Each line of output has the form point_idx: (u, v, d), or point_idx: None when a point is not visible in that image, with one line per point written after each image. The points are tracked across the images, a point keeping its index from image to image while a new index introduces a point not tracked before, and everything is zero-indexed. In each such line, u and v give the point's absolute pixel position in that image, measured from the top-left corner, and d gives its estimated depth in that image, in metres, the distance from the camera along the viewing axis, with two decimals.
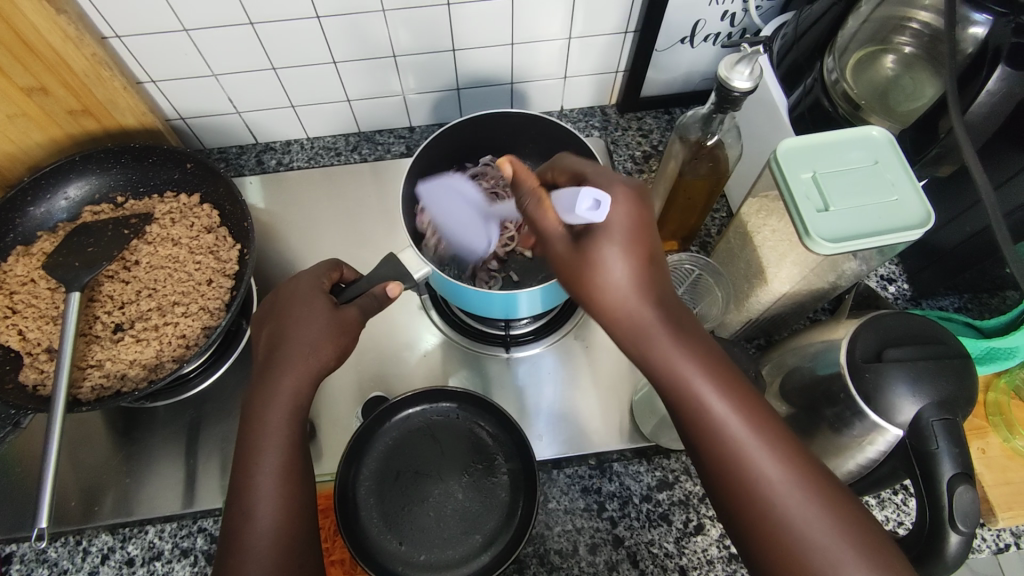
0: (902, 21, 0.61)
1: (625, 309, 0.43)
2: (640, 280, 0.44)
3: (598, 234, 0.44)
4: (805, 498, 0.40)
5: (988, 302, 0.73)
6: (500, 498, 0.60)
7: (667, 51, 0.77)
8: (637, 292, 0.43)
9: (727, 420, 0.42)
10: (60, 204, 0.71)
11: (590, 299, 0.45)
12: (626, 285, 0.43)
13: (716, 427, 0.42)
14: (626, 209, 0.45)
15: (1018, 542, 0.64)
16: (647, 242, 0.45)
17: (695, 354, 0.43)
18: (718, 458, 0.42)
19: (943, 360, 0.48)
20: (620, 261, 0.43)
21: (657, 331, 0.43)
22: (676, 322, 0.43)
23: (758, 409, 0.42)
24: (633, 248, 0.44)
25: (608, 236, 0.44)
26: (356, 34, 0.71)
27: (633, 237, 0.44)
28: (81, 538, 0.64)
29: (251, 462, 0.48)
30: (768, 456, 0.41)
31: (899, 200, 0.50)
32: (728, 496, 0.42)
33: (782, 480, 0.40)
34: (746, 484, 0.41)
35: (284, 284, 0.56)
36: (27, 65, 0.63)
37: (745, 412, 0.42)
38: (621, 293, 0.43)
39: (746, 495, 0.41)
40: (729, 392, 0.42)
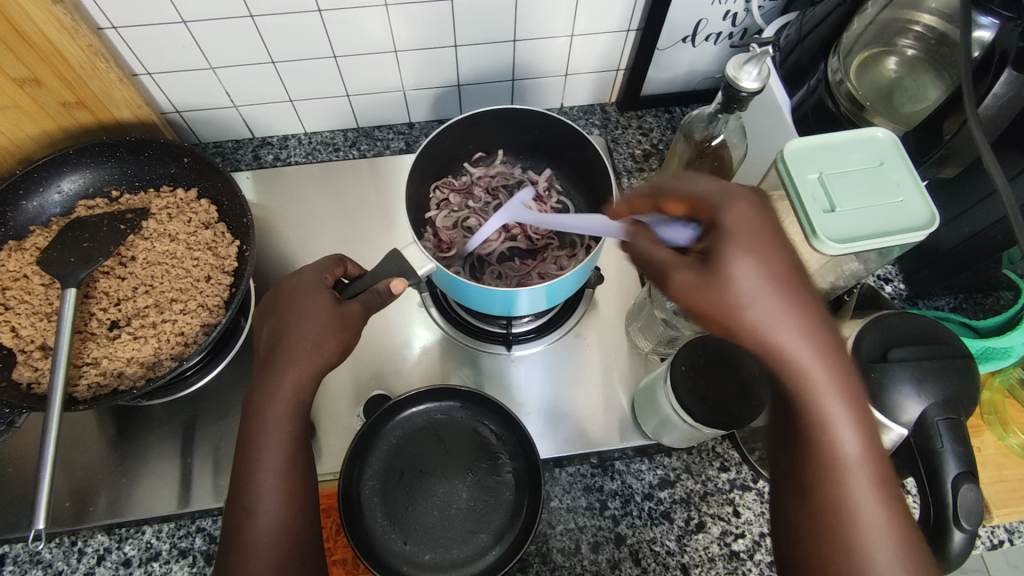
0: (906, 24, 0.62)
1: (769, 322, 0.37)
2: (774, 282, 0.38)
3: (723, 255, 0.38)
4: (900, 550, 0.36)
5: (982, 302, 0.74)
6: (505, 497, 0.59)
7: (669, 50, 0.77)
8: (785, 303, 0.37)
9: (842, 445, 0.37)
10: (54, 198, 0.70)
11: (715, 322, 0.39)
12: (756, 299, 0.37)
13: (839, 469, 0.37)
14: (748, 211, 0.40)
15: (1012, 539, 0.65)
16: (780, 251, 0.39)
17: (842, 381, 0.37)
18: (823, 494, 0.37)
19: (945, 361, 0.48)
20: (753, 274, 0.38)
21: (810, 356, 0.37)
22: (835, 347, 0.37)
23: (880, 450, 0.38)
24: (772, 261, 0.38)
25: (733, 253, 0.38)
26: (357, 28, 0.70)
27: (769, 252, 0.38)
28: (76, 538, 0.63)
29: (252, 456, 0.48)
30: (872, 497, 0.37)
31: (905, 201, 0.51)
32: (810, 525, 0.38)
33: (879, 524, 0.37)
34: (840, 523, 0.37)
35: (287, 279, 0.55)
36: (21, 56, 0.61)
37: (876, 453, 0.38)
38: (747, 285, 0.38)
39: (830, 527, 0.37)
40: (867, 436, 0.37)
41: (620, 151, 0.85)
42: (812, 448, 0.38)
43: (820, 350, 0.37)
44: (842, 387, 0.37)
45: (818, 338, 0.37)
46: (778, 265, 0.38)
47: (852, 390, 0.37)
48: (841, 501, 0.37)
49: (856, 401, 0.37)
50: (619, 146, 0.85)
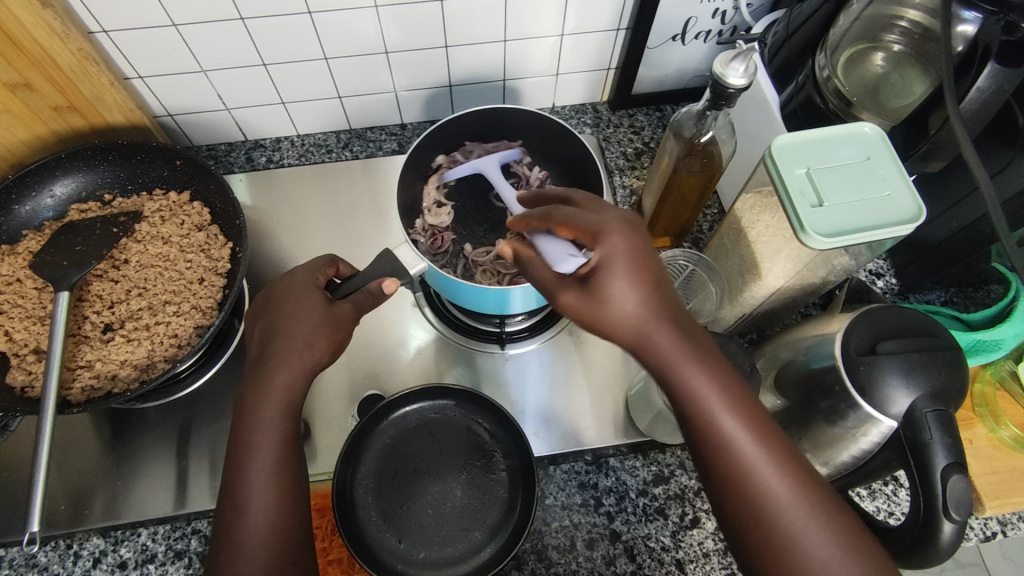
0: (891, 19, 0.62)
1: (643, 331, 0.42)
2: (652, 307, 0.42)
3: (599, 274, 0.43)
4: (814, 517, 0.39)
5: (973, 296, 0.75)
6: (499, 494, 0.60)
7: (658, 49, 0.78)
8: (648, 312, 0.42)
9: (725, 430, 0.40)
10: (46, 202, 0.70)
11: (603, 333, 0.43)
12: (631, 310, 0.42)
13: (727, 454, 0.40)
14: (626, 240, 0.43)
15: (1005, 531, 0.65)
16: (647, 262, 0.43)
17: (702, 364, 0.41)
18: (727, 482, 0.41)
19: (934, 353, 0.49)
20: (627, 291, 0.42)
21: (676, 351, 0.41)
22: (692, 341, 0.42)
23: (765, 422, 0.41)
24: (634, 274, 0.42)
25: (612, 271, 0.42)
26: (347, 30, 0.70)
27: (635, 266, 0.43)
28: (72, 541, 0.63)
29: (244, 456, 0.48)
30: (773, 468, 0.40)
31: (892, 196, 0.51)
32: (726, 513, 0.41)
33: (788, 497, 0.39)
34: (746, 503, 0.40)
35: (279, 279, 0.55)
36: (12, 61, 0.61)
37: (762, 435, 0.41)
38: (627, 308, 0.42)
39: (744, 516, 0.40)
40: (749, 424, 0.41)
41: (612, 150, 0.85)
42: (704, 441, 0.41)
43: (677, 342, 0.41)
44: (711, 379, 0.41)
45: (677, 332, 0.42)
46: (645, 279, 0.42)
47: (724, 385, 0.41)
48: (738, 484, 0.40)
49: (730, 392, 0.41)
50: (610, 145, 0.86)
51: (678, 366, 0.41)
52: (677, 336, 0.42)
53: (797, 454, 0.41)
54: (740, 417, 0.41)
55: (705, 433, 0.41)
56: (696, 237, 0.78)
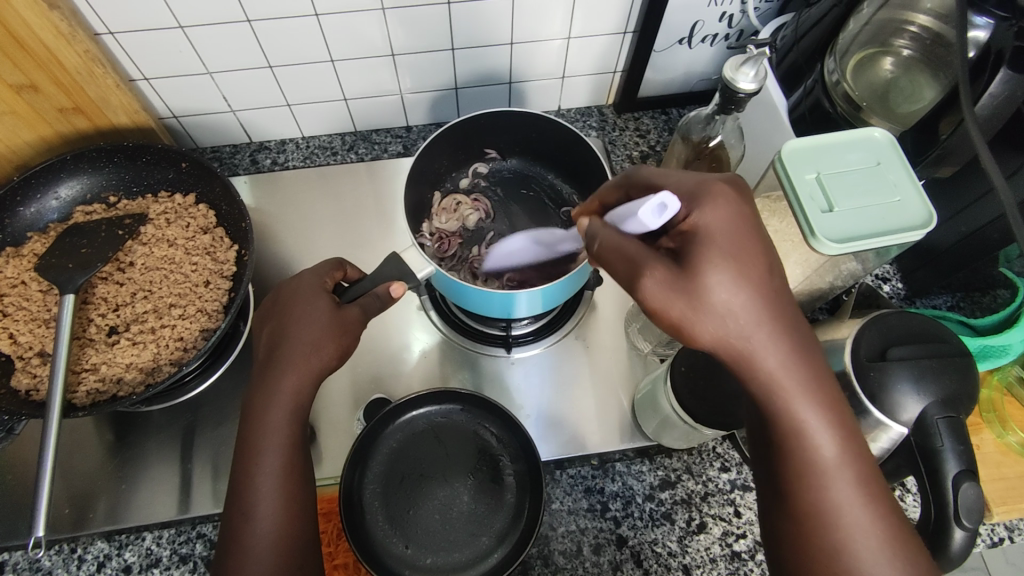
0: (901, 24, 0.62)
1: (744, 340, 0.38)
2: (762, 311, 0.39)
3: (701, 261, 0.39)
4: (875, 537, 0.38)
5: (980, 300, 0.74)
6: (506, 499, 0.59)
7: (665, 52, 0.77)
8: (753, 311, 0.39)
9: (819, 451, 0.39)
10: (51, 204, 0.70)
11: (688, 330, 0.40)
12: (740, 314, 0.38)
13: (813, 472, 0.39)
14: (731, 227, 0.41)
15: (1012, 537, 0.65)
16: (755, 258, 0.40)
17: (801, 375, 0.39)
18: (802, 498, 0.39)
19: (945, 359, 0.48)
20: (733, 289, 0.39)
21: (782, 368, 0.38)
22: (805, 357, 0.39)
23: (855, 439, 0.39)
24: (748, 270, 0.39)
25: (714, 261, 0.39)
26: (354, 32, 0.70)
27: (746, 263, 0.39)
28: (76, 545, 0.63)
29: (251, 461, 0.48)
30: (848, 484, 0.39)
31: (902, 201, 0.51)
32: (790, 524, 0.40)
33: (858, 509, 0.38)
34: (822, 520, 0.39)
35: (286, 282, 0.55)
36: (18, 62, 0.61)
37: (856, 459, 0.39)
38: (730, 314, 0.38)
39: (810, 531, 0.39)
40: (844, 447, 0.39)
41: (618, 153, 0.85)
42: (787, 457, 0.40)
43: (790, 357, 0.39)
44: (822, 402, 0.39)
45: (788, 348, 0.39)
46: (756, 276, 0.39)
47: (828, 401, 0.39)
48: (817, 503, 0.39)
49: (832, 413, 0.39)
50: (616, 148, 0.85)
51: (789, 392, 0.38)
52: (781, 343, 0.39)
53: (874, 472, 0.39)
54: (830, 427, 0.39)
55: (785, 439, 0.39)
56: None
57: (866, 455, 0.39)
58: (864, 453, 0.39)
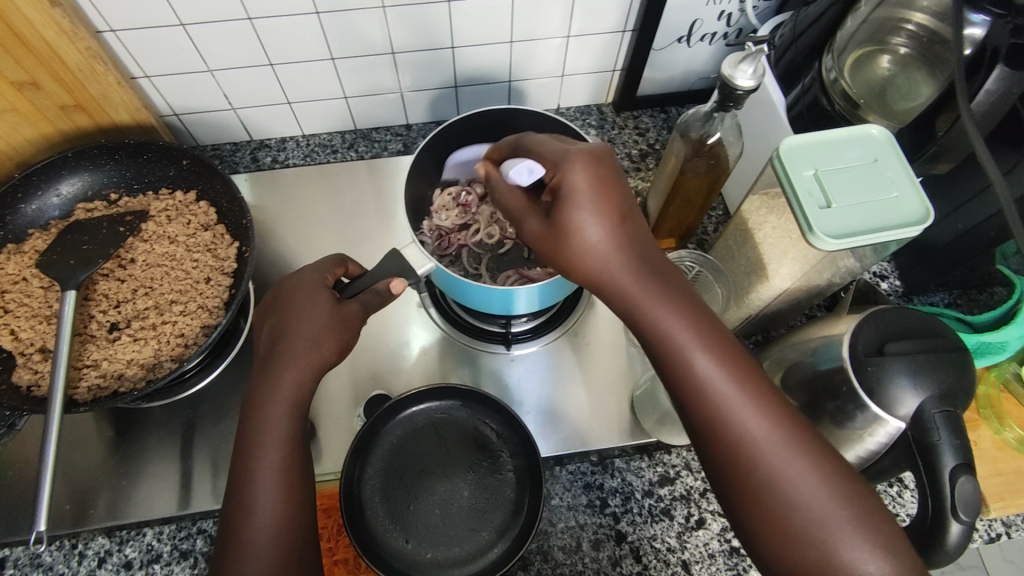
0: (898, 23, 0.63)
1: (606, 268, 0.46)
2: (618, 241, 0.46)
3: (565, 206, 0.46)
4: (795, 457, 0.41)
5: (977, 298, 0.75)
6: (506, 495, 0.60)
7: (664, 51, 0.78)
8: (617, 252, 0.46)
9: (698, 364, 0.43)
10: (53, 201, 0.70)
11: (568, 265, 0.47)
12: (600, 247, 0.45)
13: (701, 389, 0.43)
14: (588, 171, 0.46)
15: (1009, 532, 0.65)
16: (618, 201, 0.46)
17: (668, 301, 0.45)
18: (703, 420, 0.43)
19: (942, 354, 0.49)
20: (594, 223, 0.45)
21: (637, 288, 0.45)
22: (659, 278, 0.45)
23: (746, 367, 0.44)
24: (605, 208, 0.46)
25: (574, 202, 0.46)
26: (354, 31, 0.70)
27: (603, 202, 0.46)
28: (77, 541, 0.63)
29: (251, 456, 0.48)
30: (750, 406, 0.42)
31: (899, 198, 0.51)
32: (704, 450, 0.43)
33: (770, 433, 0.41)
34: (726, 437, 0.42)
35: (287, 278, 0.55)
36: (20, 59, 0.61)
37: (735, 368, 0.43)
38: (594, 251, 0.46)
39: (721, 450, 0.42)
40: (720, 358, 0.43)
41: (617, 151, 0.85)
42: (676, 379, 0.44)
43: (640, 277, 0.45)
44: (686, 319, 0.44)
45: (639, 269, 0.45)
46: (611, 211, 0.46)
47: (692, 316, 0.44)
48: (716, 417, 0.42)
49: (703, 329, 0.44)
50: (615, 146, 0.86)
51: (650, 307, 0.45)
52: (636, 269, 0.45)
53: (776, 394, 0.43)
54: (715, 359, 0.43)
55: (671, 364, 0.44)
56: (701, 238, 0.79)
57: (744, 365, 0.44)
58: (741, 361, 0.44)
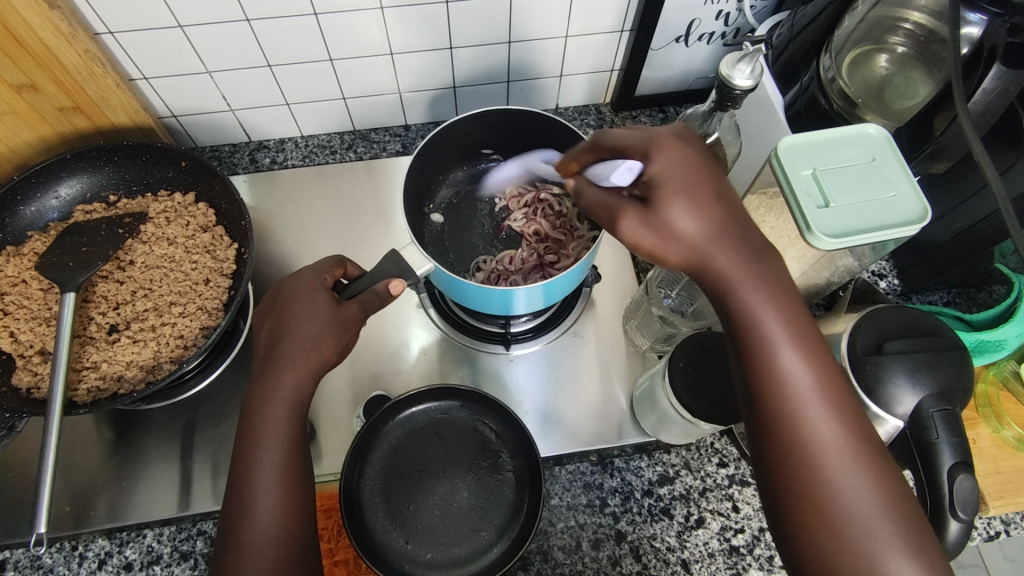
0: (896, 21, 0.63)
1: (699, 254, 0.42)
2: (716, 226, 0.42)
3: (657, 195, 0.43)
4: (860, 471, 0.38)
5: (975, 296, 0.75)
6: (506, 495, 0.60)
7: (662, 50, 0.78)
8: (715, 236, 0.42)
9: (784, 364, 0.40)
10: (51, 203, 0.70)
11: (656, 253, 0.43)
12: (695, 234, 0.42)
13: (780, 392, 0.40)
14: (676, 155, 0.44)
15: (1008, 530, 0.65)
16: (714, 185, 0.43)
17: (774, 298, 0.41)
18: (774, 423, 0.40)
19: (940, 353, 0.49)
20: (686, 213, 0.42)
21: (738, 274, 0.41)
22: (761, 262, 0.42)
23: (833, 375, 0.40)
24: (702, 199, 0.42)
25: (668, 195, 0.43)
26: (353, 32, 0.70)
27: (702, 192, 0.43)
28: (77, 543, 0.63)
29: (250, 457, 0.48)
30: (825, 415, 0.39)
31: (896, 196, 0.51)
32: (766, 456, 0.41)
33: (840, 443, 0.39)
34: (796, 447, 0.39)
35: (286, 279, 0.56)
36: (19, 62, 0.61)
37: (827, 380, 0.40)
38: (692, 235, 0.42)
39: (791, 460, 0.39)
40: (813, 365, 0.40)
41: None
42: (762, 380, 0.40)
43: (743, 262, 0.41)
44: (786, 317, 0.41)
45: (742, 256, 0.42)
46: (707, 200, 0.42)
47: (792, 312, 0.41)
48: (788, 422, 0.40)
49: (801, 329, 0.41)
50: None
51: (750, 295, 0.41)
52: (737, 254, 0.42)
53: (857, 407, 0.40)
54: (806, 363, 0.40)
55: (757, 361, 0.41)
56: None
57: (837, 376, 0.41)
58: (832, 371, 0.41)
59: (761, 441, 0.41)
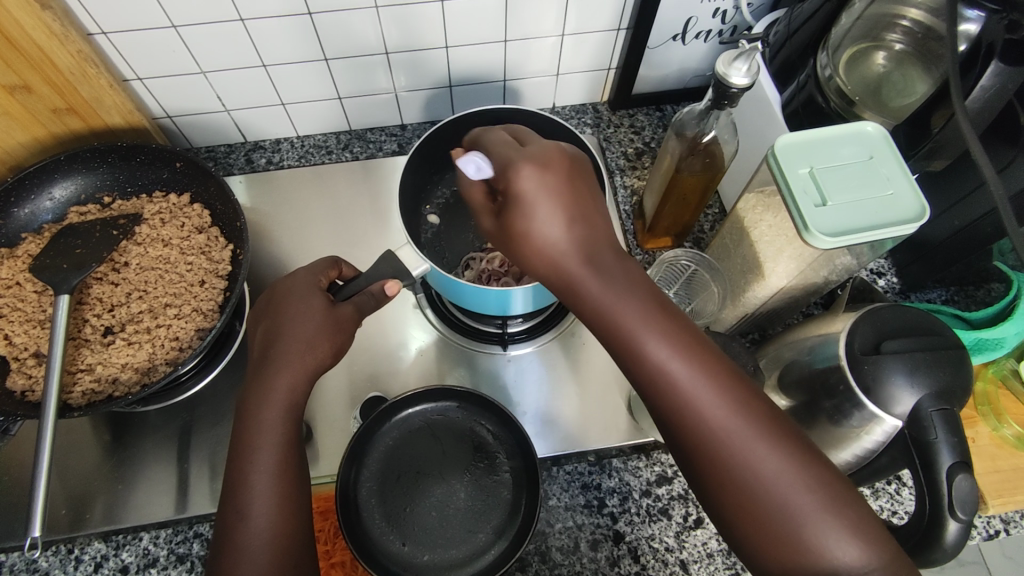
0: (893, 19, 0.62)
1: (561, 266, 0.45)
2: (576, 235, 0.45)
3: (518, 209, 0.46)
4: (760, 443, 0.40)
5: (974, 294, 0.75)
6: (503, 496, 0.59)
7: (659, 49, 0.77)
8: (576, 246, 0.45)
9: (665, 361, 0.42)
10: (45, 204, 0.69)
11: (532, 263, 0.47)
12: (556, 244, 0.45)
13: (671, 385, 0.41)
14: (534, 169, 0.46)
15: (1008, 529, 0.65)
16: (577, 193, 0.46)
17: (618, 295, 0.43)
18: (676, 416, 0.42)
19: (938, 351, 0.49)
20: (549, 221, 0.45)
21: (585, 277, 0.44)
22: (598, 265, 0.44)
23: (709, 359, 0.42)
24: (561, 205, 0.46)
25: (529, 207, 0.45)
26: (348, 31, 0.70)
27: (553, 198, 0.46)
28: (73, 546, 0.63)
29: (245, 460, 0.48)
30: (713, 397, 0.41)
31: (895, 195, 0.51)
32: (682, 448, 0.42)
33: (733, 422, 0.40)
34: (701, 435, 0.41)
35: (281, 280, 0.55)
36: (11, 63, 0.61)
37: (702, 364, 0.42)
38: (551, 247, 0.45)
39: (700, 447, 0.41)
40: (687, 354, 0.42)
41: (612, 150, 0.85)
42: (650, 380, 0.42)
43: (600, 272, 0.44)
44: (634, 315, 0.43)
45: (591, 261, 0.45)
46: (564, 210, 0.46)
47: (645, 306, 0.43)
48: (684, 415, 0.41)
49: (656, 320, 0.43)
50: (611, 145, 0.86)
51: (591, 297, 0.44)
52: (584, 261, 0.45)
53: (740, 381, 0.42)
54: (677, 352, 0.42)
55: (631, 359, 0.43)
56: (697, 236, 0.78)
57: (712, 356, 0.42)
58: (708, 355, 0.42)
59: (671, 433, 0.43)
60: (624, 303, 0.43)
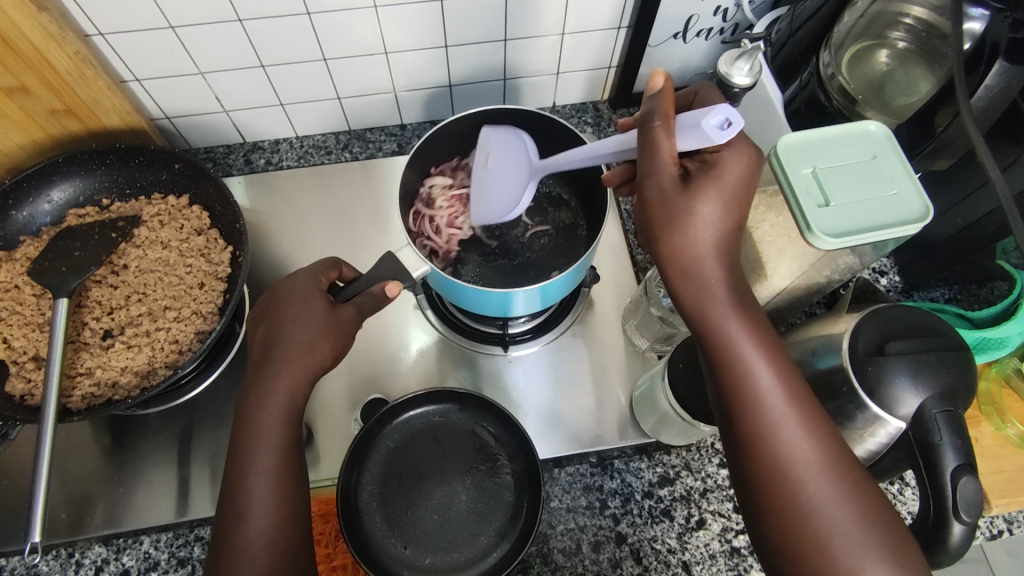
0: (897, 16, 0.62)
1: (692, 263, 0.43)
2: (724, 238, 0.43)
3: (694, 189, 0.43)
4: (831, 485, 0.40)
5: (977, 293, 0.74)
6: (505, 498, 0.59)
7: (660, 46, 0.77)
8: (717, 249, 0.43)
9: (763, 389, 0.42)
10: (43, 207, 0.69)
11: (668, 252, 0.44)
12: (704, 241, 0.43)
13: (761, 414, 0.41)
14: (731, 161, 0.45)
15: (1010, 529, 0.65)
16: (744, 211, 0.44)
17: (746, 322, 0.42)
18: (760, 447, 0.41)
19: (942, 353, 0.48)
20: (706, 215, 0.43)
21: (716, 288, 0.43)
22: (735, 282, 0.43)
23: (809, 403, 0.42)
24: (728, 204, 0.44)
25: (712, 189, 0.43)
26: (346, 31, 0.69)
27: (738, 197, 0.44)
28: (74, 550, 0.63)
29: (244, 464, 0.47)
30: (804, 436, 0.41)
31: (899, 194, 0.50)
32: (751, 477, 0.42)
33: (815, 457, 0.40)
34: (780, 470, 0.41)
35: (281, 281, 0.55)
36: (8, 64, 0.60)
37: (800, 405, 0.41)
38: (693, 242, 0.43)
39: (771, 481, 0.41)
40: (788, 387, 0.42)
41: None
42: (742, 403, 0.42)
43: (727, 280, 0.43)
44: (756, 337, 0.42)
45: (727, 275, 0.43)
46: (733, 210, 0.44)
47: (764, 335, 0.43)
48: (770, 446, 0.41)
49: (772, 351, 0.42)
50: None
51: (717, 304, 0.42)
52: (723, 266, 0.43)
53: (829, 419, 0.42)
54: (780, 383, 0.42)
55: (731, 379, 0.42)
56: None
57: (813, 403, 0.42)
58: (807, 398, 0.42)
59: (742, 460, 0.42)
60: (740, 325, 0.42)
